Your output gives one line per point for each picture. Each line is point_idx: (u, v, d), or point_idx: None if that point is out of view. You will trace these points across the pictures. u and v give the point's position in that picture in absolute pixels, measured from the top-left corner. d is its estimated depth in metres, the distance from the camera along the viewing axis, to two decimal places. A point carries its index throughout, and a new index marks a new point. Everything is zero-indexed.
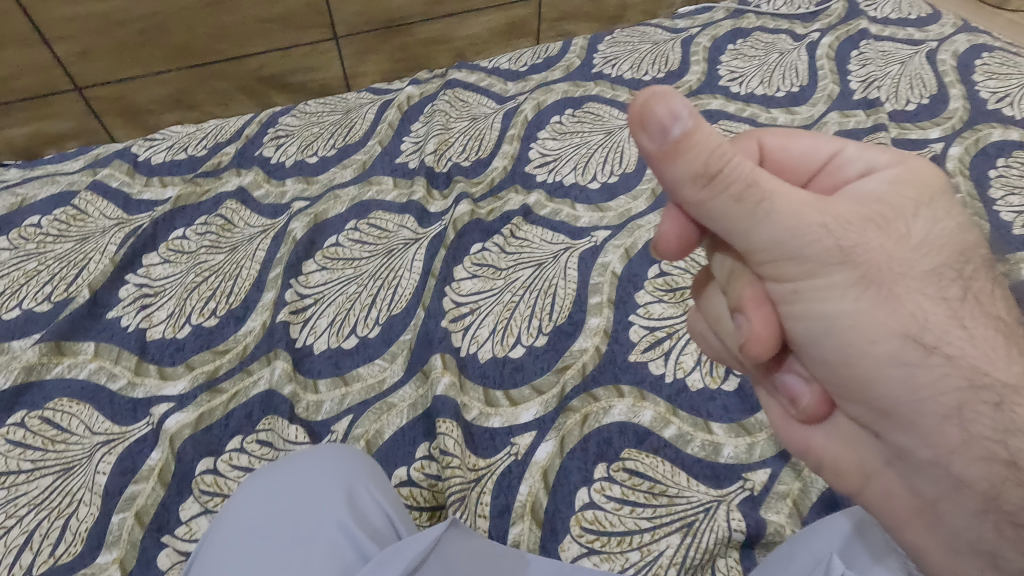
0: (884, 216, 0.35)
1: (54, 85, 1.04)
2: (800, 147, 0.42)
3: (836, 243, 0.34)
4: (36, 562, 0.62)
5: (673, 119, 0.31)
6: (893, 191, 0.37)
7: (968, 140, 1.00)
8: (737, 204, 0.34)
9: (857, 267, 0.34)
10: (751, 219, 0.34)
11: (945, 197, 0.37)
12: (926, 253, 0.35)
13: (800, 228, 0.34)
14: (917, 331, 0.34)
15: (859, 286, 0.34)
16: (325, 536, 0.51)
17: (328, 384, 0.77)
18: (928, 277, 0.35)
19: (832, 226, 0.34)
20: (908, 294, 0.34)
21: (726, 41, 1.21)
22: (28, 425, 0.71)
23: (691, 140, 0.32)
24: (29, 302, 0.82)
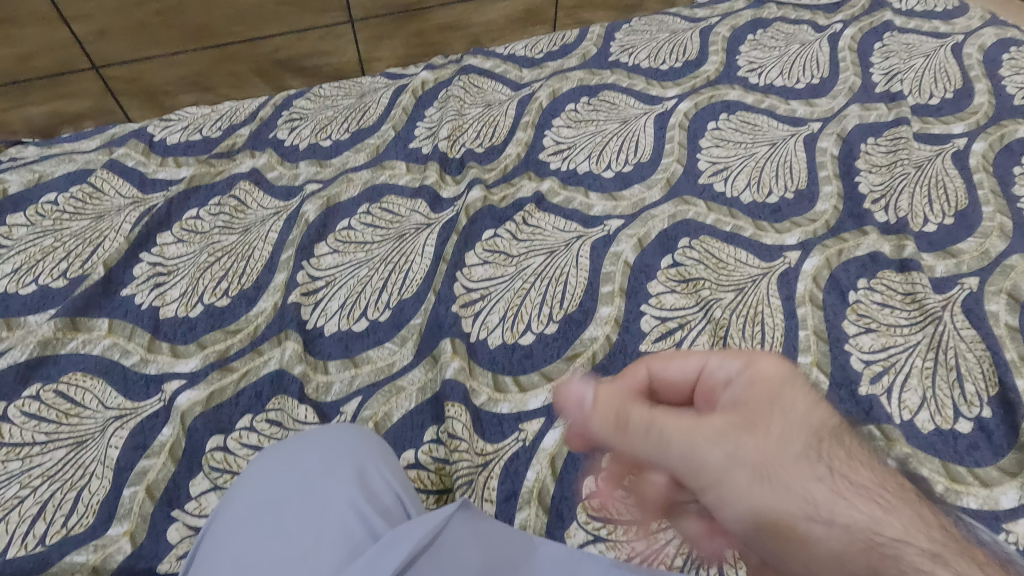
0: (750, 418, 0.41)
1: (72, 63, 1.05)
2: (674, 453, 0.41)
3: (722, 453, 0.40)
4: (49, 532, 0.63)
5: (580, 399, 0.43)
6: (750, 397, 0.42)
7: (993, 135, 0.98)
8: (644, 439, 0.42)
9: (744, 468, 0.40)
10: (658, 449, 0.42)
11: (790, 387, 0.43)
12: (791, 440, 0.40)
13: (694, 448, 0.41)
14: (862, 538, 0.37)
15: (819, 527, 0.38)
16: (336, 514, 0.51)
17: (338, 366, 0.77)
18: (799, 459, 0.40)
19: (715, 439, 0.41)
20: (791, 480, 0.39)
21: (746, 31, 1.19)
22: (43, 398, 0.72)
23: (598, 405, 0.43)
24: (45, 278, 0.83)
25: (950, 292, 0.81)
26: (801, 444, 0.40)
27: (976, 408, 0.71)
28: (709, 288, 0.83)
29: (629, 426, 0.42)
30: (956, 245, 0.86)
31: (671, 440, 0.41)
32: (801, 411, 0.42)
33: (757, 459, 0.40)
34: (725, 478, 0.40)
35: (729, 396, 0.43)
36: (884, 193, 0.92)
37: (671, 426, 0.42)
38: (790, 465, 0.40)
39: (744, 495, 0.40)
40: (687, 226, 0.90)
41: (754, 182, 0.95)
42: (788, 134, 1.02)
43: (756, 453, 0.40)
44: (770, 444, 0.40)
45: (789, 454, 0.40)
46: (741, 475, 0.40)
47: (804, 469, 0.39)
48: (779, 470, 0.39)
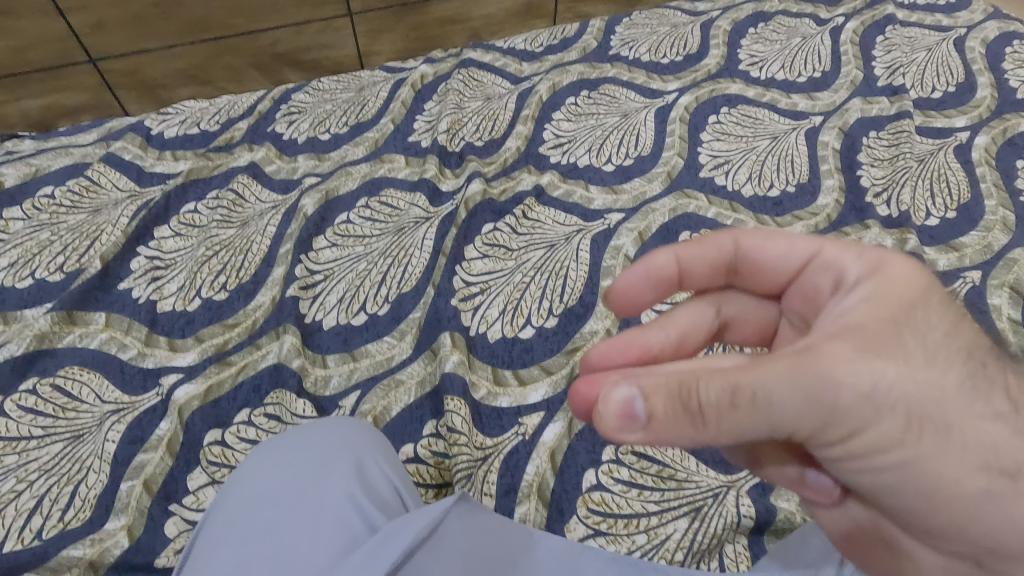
0: (881, 341, 0.35)
1: (69, 56, 1.04)
2: (789, 407, 0.33)
3: (866, 396, 0.34)
4: (45, 527, 0.63)
5: (631, 403, 0.34)
6: (878, 317, 0.36)
7: (995, 129, 0.97)
8: (738, 412, 0.33)
9: (898, 413, 0.35)
10: (764, 415, 0.33)
11: (925, 299, 0.37)
12: (940, 366, 0.36)
13: (819, 397, 0.33)
14: (993, 459, 0.36)
15: (975, 463, 0.36)
16: (335, 505, 0.51)
17: (337, 360, 0.76)
18: (960, 389, 0.36)
19: (857, 379, 0.34)
20: (954, 421, 0.36)
21: (747, 25, 1.18)
22: (40, 392, 0.71)
23: (653, 397, 0.34)
24: (41, 272, 0.82)
25: (952, 286, 0.81)
26: (951, 372, 0.36)
27: None
28: None
29: (734, 398, 0.33)
30: (959, 239, 0.86)
31: (799, 394, 0.33)
32: (940, 334, 0.37)
33: (909, 399, 0.35)
34: (874, 425, 0.35)
35: (843, 311, 0.38)
36: (885, 187, 0.92)
37: (812, 374, 0.33)
38: (950, 399, 0.36)
39: (892, 436, 0.35)
40: (688, 220, 0.89)
41: (755, 176, 0.94)
42: (789, 128, 1.01)
43: (904, 385, 0.35)
44: (916, 373, 0.35)
45: (941, 387, 0.36)
46: (892, 422, 0.35)
47: (959, 402, 0.36)
48: (933, 406, 0.36)
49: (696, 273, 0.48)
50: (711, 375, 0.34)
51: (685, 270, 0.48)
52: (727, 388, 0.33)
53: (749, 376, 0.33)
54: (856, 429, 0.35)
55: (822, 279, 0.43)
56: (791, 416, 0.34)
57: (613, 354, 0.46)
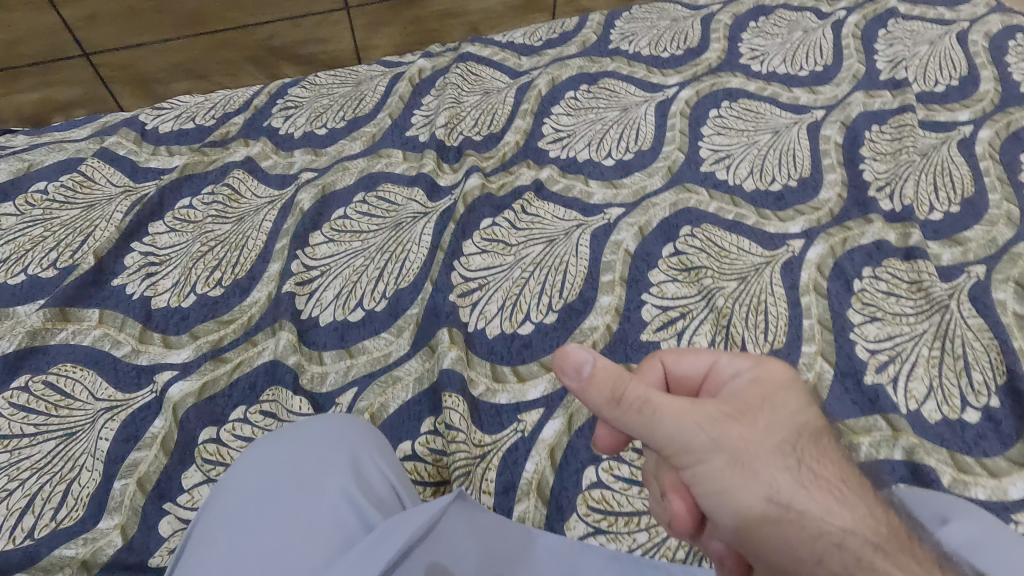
0: (740, 408, 0.41)
1: (62, 50, 1.03)
2: (666, 432, 0.39)
3: (708, 437, 0.39)
4: (38, 526, 0.62)
5: (579, 365, 0.40)
6: (748, 392, 0.42)
7: (999, 123, 0.96)
8: (633, 413, 0.40)
9: (724, 454, 0.39)
10: (641, 422, 0.40)
11: (784, 389, 0.42)
12: (773, 434, 0.40)
13: (681, 428, 0.39)
14: (782, 502, 0.39)
15: (768, 500, 0.39)
16: (330, 503, 0.50)
17: (333, 356, 0.75)
18: (776, 452, 0.40)
19: (704, 424, 0.39)
20: (764, 470, 0.39)
21: (748, 19, 1.17)
22: (32, 390, 0.70)
23: (598, 375, 0.40)
24: (34, 268, 0.81)
25: (957, 280, 0.80)
26: (776, 438, 0.40)
27: (984, 397, 0.70)
28: (711, 277, 0.81)
29: (626, 402, 0.40)
30: (963, 233, 0.85)
31: (666, 420, 0.39)
32: (790, 411, 0.42)
33: (737, 446, 0.39)
34: (705, 464, 0.39)
35: (732, 390, 0.43)
36: (888, 181, 0.91)
37: (668, 407, 0.39)
38: (768, 457, 0.39)
39: (716, 477, 0.39)
40: (689, 214, 0.88)
41: (756, 170, 0.93)
42: (791, 122, 1.00)
43: (739, 439, 0.39)
44: (753, 435, 0.40)
45: (766, 446, 0.40)
46: (723, 462, 0.39)
47: (780, 461, 0.39)
48: (754, 460, 0.39)
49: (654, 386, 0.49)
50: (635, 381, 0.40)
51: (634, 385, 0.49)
52: (638, 399, 0.40)
53: (649, 395, 0.40)
54: (691, 464, 0.40)
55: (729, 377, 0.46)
56: (659, 435, 0.39)
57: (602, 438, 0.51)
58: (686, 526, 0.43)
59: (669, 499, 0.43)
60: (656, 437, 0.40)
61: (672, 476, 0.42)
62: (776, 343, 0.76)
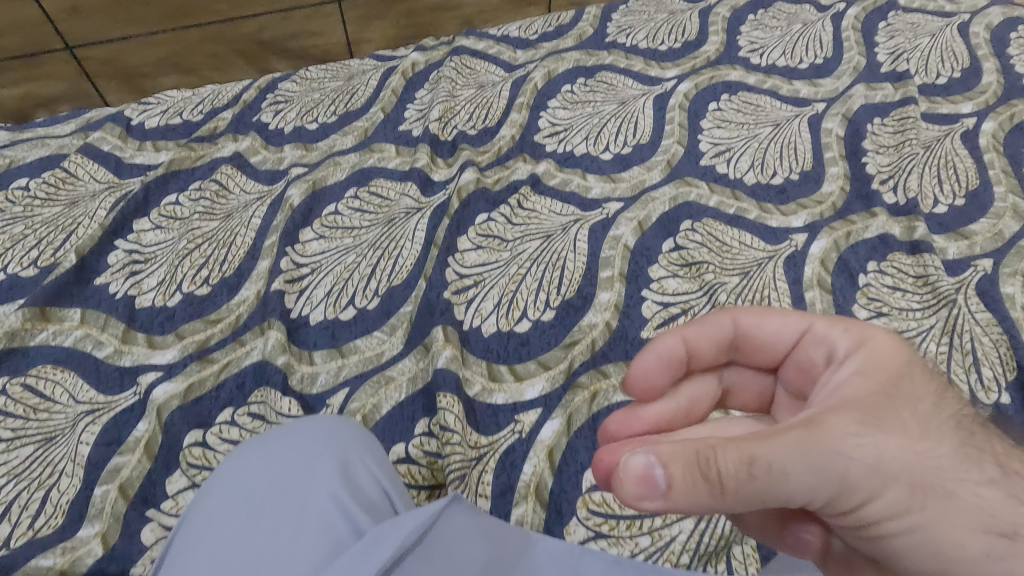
0: (875, 412, 0.36)
1: (45, 43, 1.00)
2: (798, 481, 0.34)
3: (867, 467, 0.34)
4: (14, 534, 0.60)
5: (648, 474, 0.34)
6: (869, 390, 0.37)
7: (1002, 115, 0.95)
8: (751, 480, 0.33)
9: (898, 481, 0.34)
10: (771, 488, 0.34)
11: (910, 373, 0.38)
12: (931, 437, 0.35)
13: (828, 467, 0.34)
14: (990, 521, 0.33)
15: (970, 525, 0.34)
16: (318, 508, 0.48)
17: (324, 356, 0.73)
18: (947, 456, 0.35)
19: (858, 450, 0.34)
20: (952, 488, 0.34)
21: (747, 11, 1.14)
22: (10, 393, 0.68)
23: (673, 477, 0.34)
24: (14, 267, 0.79)
25: (963, 274, 0.78)
26: (944, 441, 0.36)
27: (994, 394, 0.68)
28: (713, 272, 0.79)
29: (757, 468, 0.33)
30: (969, 227, 0.83)
31: (798, 461, 0.34)
32: (926, 407, 0.37)
33: (901, 463, 0.34)
34: (879, 497, 0.34)
35: (840, 386, 0.39)
36: (892, 174, 0.89)
37: (797, 454, 0.34)
38: (942, 468, 0.35)
39: (897, 506, 0.34)
40: (689, 209, 0.86)
41: (757, 163, 0.91)
42: (791, 115, 0.98)
43: (902, 456, 0.34)
44: (913, 447, 0.35)
45: (935, 455, 0.35)
46: (894, 487, 0.34)
47: (963, 469, 0.35)
48: (932, 478, 0.34)
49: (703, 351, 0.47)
50: (723, 446, 0.34)
51: (693, 350, 0.47)
52: (745, 460, 0.33)
53: (763, 448, 0.34)
54: (863, 497, 0.35)
55: (815, 351, 0.43)
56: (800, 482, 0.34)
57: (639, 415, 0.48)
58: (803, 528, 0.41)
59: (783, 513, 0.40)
60: (784, 494, 0.34)
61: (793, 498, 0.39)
62: None
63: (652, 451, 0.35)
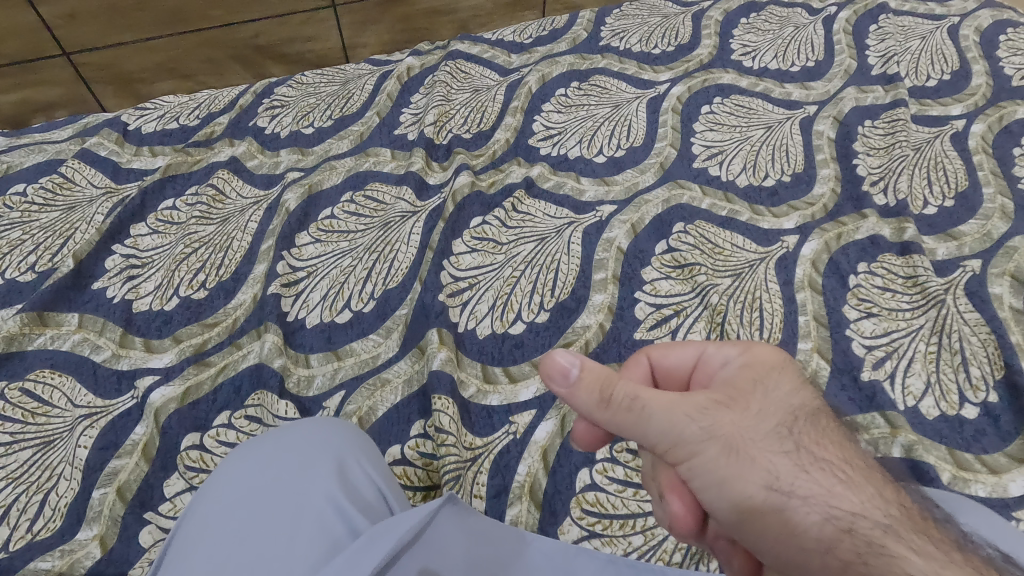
0: (729, 395, 0.41)
1: (42, 49, 1.01)
2: (657, 429, 0.40)
3: (698, 427, 0.39)
4: (13, 537, 0.60)
5: (566, 369, 0.40)
6: (737, 379, 0.42)
7: (991, 117, 0.96)
8: (625, 413, 0.40)
9: (718, 443, 0.39)
10: (635, 422, 0.40)
11: (778, 374, 0.42)
12: (766, 418, 0.40)
13: (674, 423, 0.39)
14: (780, 486, 0.38)
15: (765, 486, 0.38)
16: (315, 509, 0.48)
17: (321, 359, 0.74)
18: (772, 435, 0.39)
19: (696, 415, 0.39)
20: (762, 455, 0.38)
21: (739, 15, 1.15)
22: (8, 397, 0.68)
23: (586, 376, 0.40)
24: (12, 272, 0.79)
25: (952, 275, 0.79)
26: (770, 421, 0.40)
27: (982, 392, 0.69)
28: (705, 274, 0.80)
29: (615, 401, 0.40)
30: (958, 227, 0.84)
31: (658, 410, 0.39)
32: (781, 394, 0.41)
33: (731, 433, 0.39)
34: (700, 456, 0.39)
35: (722, 378, 0.43)
36: (882, 176, 0.90)
37: (658, 404, 0.39)
38: (765, 441, 0.39)
39: (713, 467, 0.39)
40: (682, 211, 0.87)
41: (749, 166, 0.92)
42: (783, 117, 0.99)
43: (732, 427, 0.39)
44: (744, 422, 0.39)
45: (761, 431, 0.39)
46: (713, 450, 0.39)
47: (774, 444, 0.39)
48: (750, 446, 0.39)
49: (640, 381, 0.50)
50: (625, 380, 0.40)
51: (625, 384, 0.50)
52: (626, 396, 0.40)
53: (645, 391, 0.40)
54: (687, 455, 0.40)
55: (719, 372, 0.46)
56: (653, 427, 0.40)
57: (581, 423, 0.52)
58: (686, 525, 0.44)
59: (668, 499, 0.44)
60: (649, 433, 0.40)
61: (669, 474, 0.43)
62: (771, 340, 0.75)
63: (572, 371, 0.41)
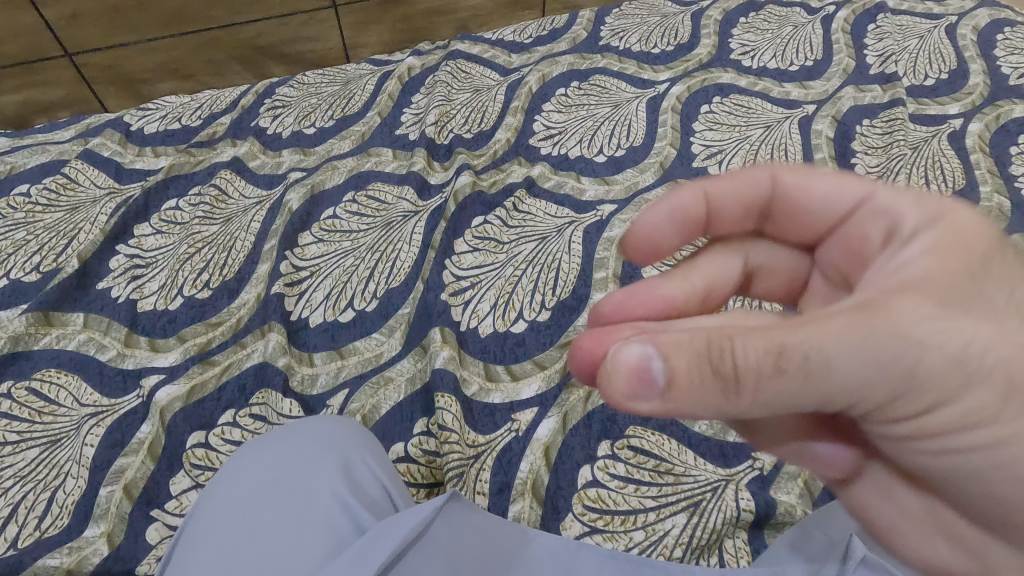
0: (949, 294, 0.31)
1: (44, 50, 1.01)
2: (843, 369, 0.29)
3: (919, 358, 0.30)
4: (21, 535, 0.61)
5: (646, 370, 0.29)
6: (942, 268, 0.31)
7: (988, 116, 0.96)
8: (782, 376, 0.28)
9: (960, 373, 0.30)
10: (818, 380, 0.29)
11: (998, 256, 0.33)
12: (1004, 324, 0.31)
13: (884, 354, 0.29)
14: None
15: (1016, 425, 0.31)
16: (321, 506, 0.49)
17: (324, 358, 0.74)
18: (1015, 351, 0.31)
19: (924, 334, 0.29)
20: (1010, 390, 0.31)
21: (738, 14, 1.16)
22: (15, 396, 0.69)
23: (672, 354, 0.29)
24: (16, 272, 0.80)
25: None
26: (1012, 327, 0.31)
27: None
28: None
29: (747, 375, 0.28)
30: None
31: (847, 350, 0.28)
32: (1007, 290, 0.32)
33: (967, 358, 0.30)
34: (931, 391, 0.31)
35: (901, 261, 0.33)
36: (880, 175, 0.91)
37: (844, 341, 0.28)
38: (1009, 361, 0.30)
39: (949, 397, 0.31)
40: None
41: (748, 165, 0.93)
42: (782, 117, 1.00)
43: (970, 345, 0.30)
44: (980, 334, 0.30)
45: (1000, 349, 0.30)
46: (947, 380, 0.30)
47: (1019, 364, 0.30)
48: (1015, 387, 0.31)
49: (732, 215, 0.43)
50: (745, 334, 0.28)
51: (719, 213, 0.42)
52: (772, 349, 0.28)
53: (796, 335, 0.28)
54: (906, 389, 0.30)
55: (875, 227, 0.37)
56: (847, 373, 0.29)
57: (667, 229, 0.42)
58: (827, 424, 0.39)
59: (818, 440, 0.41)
60: (834, 384, 0.29)
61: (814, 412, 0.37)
62: None
63: (654, 343, 0.29)
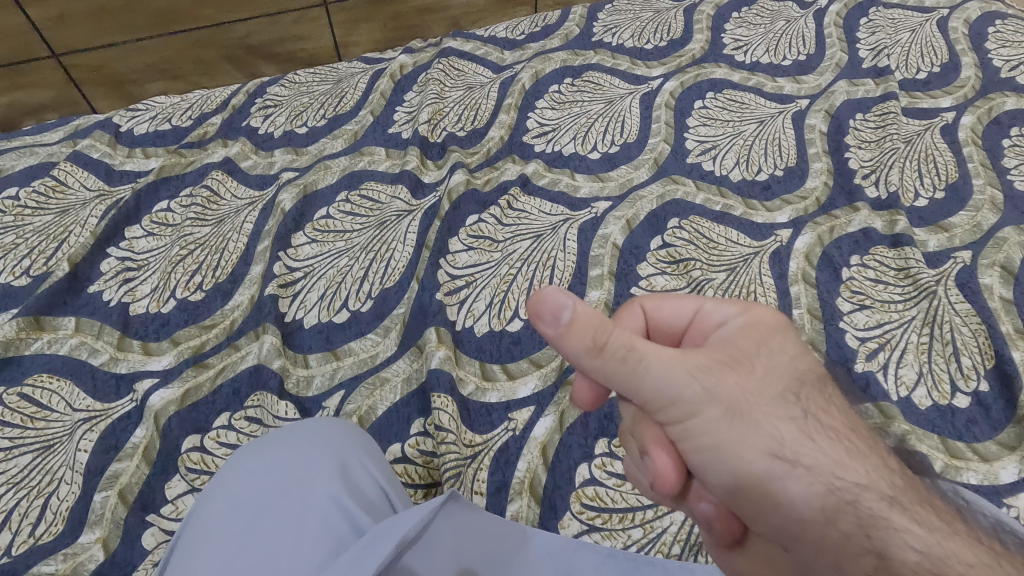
0: (735, 356, 0.41)
1: (30, 50, 1.00)
2: (652, 383, 0.39)
3: (701, 386, 0.39)
4: (15, 542, 0.60)
5: (559, 309, 0.39)
6: (740, 339, 0.42)
7: (980, 109, 0.96)
8: (619, 365, 0.39)
9: (720, 403, 0.39)
10: (633, 375, 0.39)
11: (779, 335, 0.43)
12: (772, 382, 0.40)
13: (672, 379, 0.39)
14: (778, 448, 0.39)
15: (763, 449, 0.39)
16: (319, 509, 0.49)
17: (319, 359, 0.74)
18: (776, 401, 0.40)
19: (697, 374, 0.39)
20: (765, 417, 0.39)
21: (730, 9, 1.16)
22: (6, 402, 0.68)
23: (578, 323, 0.39)
24: (6, 276, 0.79)
25: (943, 266, 0.80)
26: (776, 386, 0.40)
27: (974, 381, 0.70)
28: (700, 269, 0.81)
29: (610, 350, 0.39)
30: (949, 219, 0.85)
31: (651, 366, 0.39)
32: (788, 357, 0.42)
33: (735, 396, 0.39)
34: (700, 412, 0.40)
35: (722, 336, 0.43)
36: (874, 168, 0.91)
37: (653, 358, 0.39)
38: (769, 405, 0.40)
39: (710, 425, 0.40)
40: (677, 206, 0.88)
41: (742, 160, 0.93)
42: (775, 112, 0.99)
43: (735, 389, 0.39)
44: (750, 386, 0.40)
45: (765, 395, 0.40)
46: (712, 408, 0.39)
47: (773, 408, 0.40)
48: (751, 412, 0.39)
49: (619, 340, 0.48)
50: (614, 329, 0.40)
51: None
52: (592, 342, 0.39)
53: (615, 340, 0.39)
54: (682, 411, 0.40)
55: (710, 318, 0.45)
56: (644, 382, 0.39)
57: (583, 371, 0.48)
58: (670, 483, 0.43)
59: (653, 454, 0.43)
60: (644, 387, 0.40)
61: (653, 429, 0.43)
62: None
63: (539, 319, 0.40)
